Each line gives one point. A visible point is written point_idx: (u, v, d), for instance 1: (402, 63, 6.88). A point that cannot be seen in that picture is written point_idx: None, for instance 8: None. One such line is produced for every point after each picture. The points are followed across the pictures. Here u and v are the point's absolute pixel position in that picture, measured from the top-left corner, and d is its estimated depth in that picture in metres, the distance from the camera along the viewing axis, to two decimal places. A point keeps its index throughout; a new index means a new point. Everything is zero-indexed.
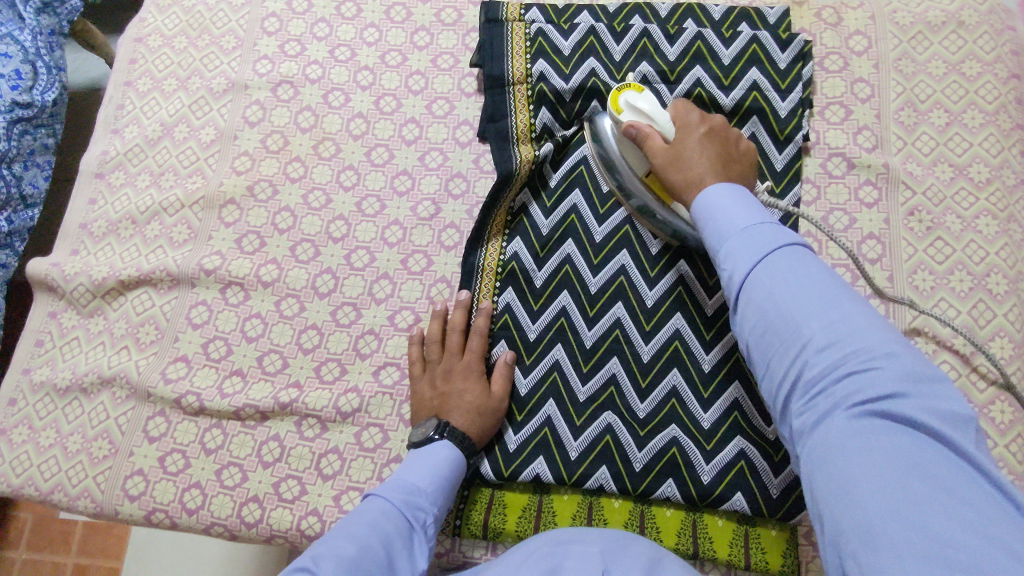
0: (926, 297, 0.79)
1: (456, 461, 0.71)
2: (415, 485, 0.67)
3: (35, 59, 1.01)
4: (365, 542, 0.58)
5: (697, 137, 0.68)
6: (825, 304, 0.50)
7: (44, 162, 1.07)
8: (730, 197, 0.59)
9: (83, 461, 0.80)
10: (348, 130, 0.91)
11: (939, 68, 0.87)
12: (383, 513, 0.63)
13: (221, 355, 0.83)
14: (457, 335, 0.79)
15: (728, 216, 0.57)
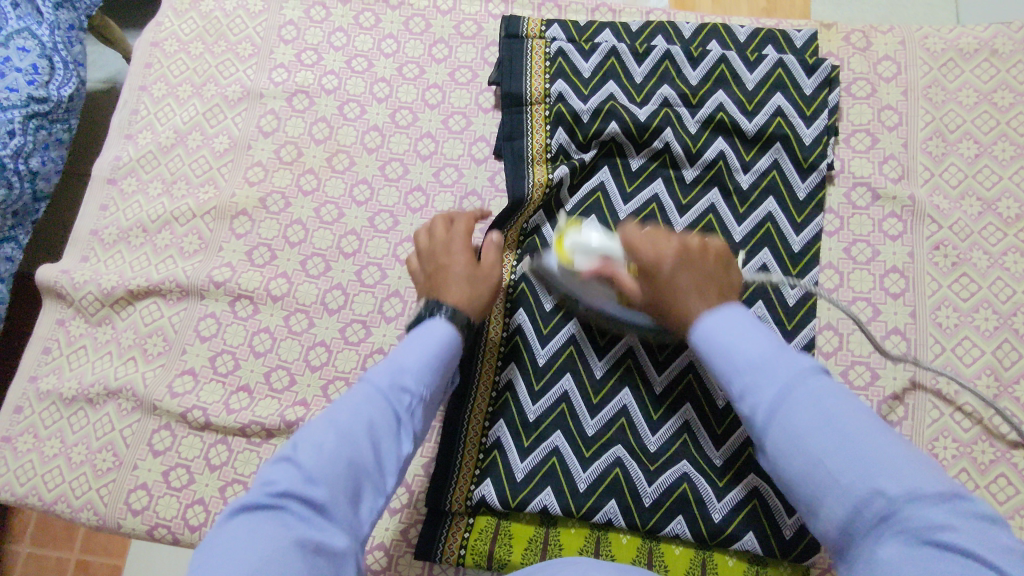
0: (949, 336, 0.77)
1: (453, 342, 0.63)
2: (409, 366, 0.59)
3: (51, 54, 1.00)
4: (349, 422, 0.53)
5: (682, 271, 0.62)
6: (835, 423, 0.48)
7: (58, 157, 1.06)
8: (724, 320, 0.57)
9: (87, 473, 0.80)
10: (363, 143, 0.90)
11: (970, 97, 0.84)
12: (370, 395, 0.55)
13: (228, 370, 0.82)
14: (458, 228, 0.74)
15: (731, 349, 0.55)
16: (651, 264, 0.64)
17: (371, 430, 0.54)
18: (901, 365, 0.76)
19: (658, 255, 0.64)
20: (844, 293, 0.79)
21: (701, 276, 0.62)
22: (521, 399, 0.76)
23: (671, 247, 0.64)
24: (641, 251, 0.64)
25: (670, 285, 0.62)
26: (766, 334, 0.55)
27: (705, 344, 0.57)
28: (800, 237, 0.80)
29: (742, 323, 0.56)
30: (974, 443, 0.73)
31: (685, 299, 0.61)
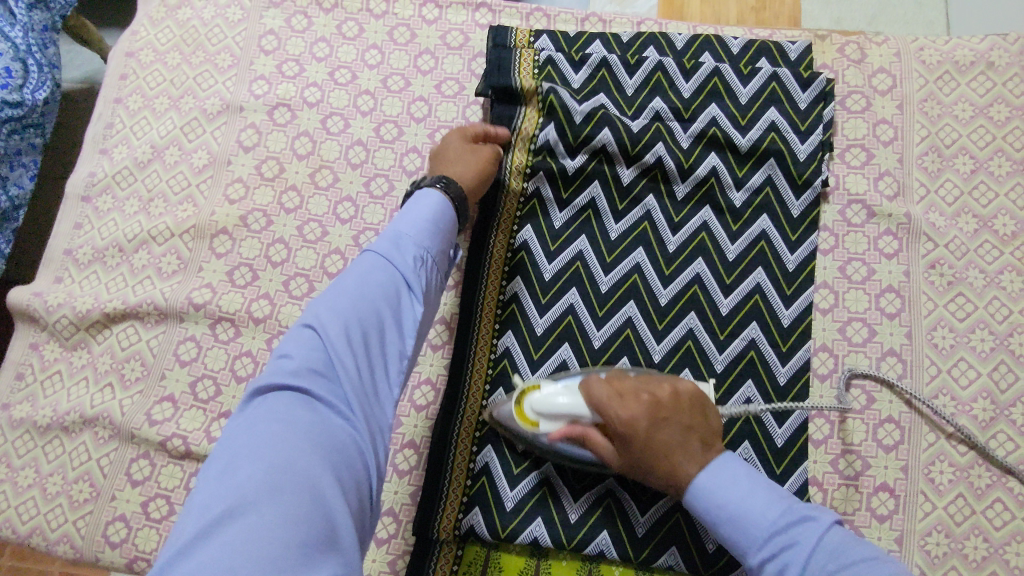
0: (945, 357, 0.76)
1: (445, 209, 0.67)
2: (404, 234, 0.63)
3: (25, 57, 0.96)
4: (353, 292, 0.57)
5: (667, 427, 0.60)
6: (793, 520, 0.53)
7: (31, 162, 1.04)
8: (725, 474, 0.57)
9: (63, 505, 0.77)
10: (347, 158, 0.87)
11: (966, 111, 0.83)
12: (368, 268, 0.59)
13: (209, 396, 0.80)
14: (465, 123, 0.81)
15: (735, 510, 0.55)
16: (625, 436, 0.61)
17: (374, 296, 0.57)
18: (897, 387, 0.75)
19: (658, 428, 0.60)
20: (839, 313, 0.78)
21: (679, 416, 0.61)
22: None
23: (647, 414, 0.61)
24: (624, 409, 0.62)
25: (657, 443, 0.60)
26: (767, 492, 0.55)
27: (704, 509, 0.57)
28: (794, 256, 0.79)
29: (745, 477, 0.57)
30: (971, 467, 0.72)
31: (671, 458, 0.59)
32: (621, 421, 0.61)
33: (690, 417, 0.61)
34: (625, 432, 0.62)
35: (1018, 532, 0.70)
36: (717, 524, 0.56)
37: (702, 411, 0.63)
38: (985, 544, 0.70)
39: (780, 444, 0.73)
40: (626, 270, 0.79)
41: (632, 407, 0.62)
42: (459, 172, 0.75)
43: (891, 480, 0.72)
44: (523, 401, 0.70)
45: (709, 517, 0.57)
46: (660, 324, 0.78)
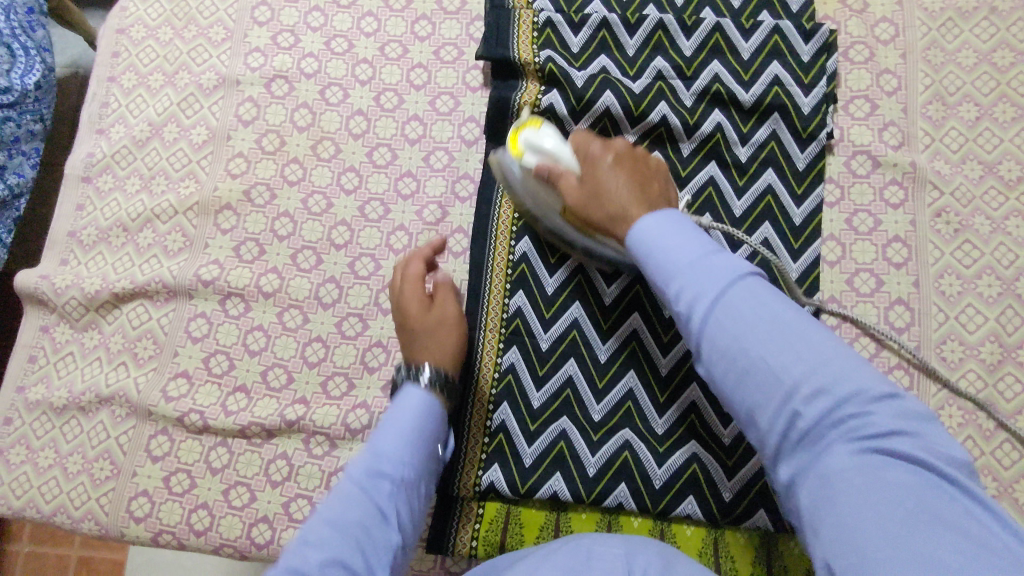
0: (952, 304, 0.76)
1: (428, 414, 0.66)
2: (383, 453, 0.60)
3: (11, 41, 0.96)
4: (333, 534, 0.53)
5: (620, 176, 0.66)
6: (786, 324, 0.49)
7: (31, 150, 1.03)
8: (664, 222, 0.57)
9: (85, 483, 0.78)
10: (347, 128, 0.87)
11: (969, 58, 0.82)
12: (345, 505, 0.56)
13: (223, 370, 0.80)
14: (414, 268, 0.75)
15: (663, 258, 0.55)
16: (599, 197, 0.67)
17: (356, 524, 0.55)
18: (904, 335, 0.76)
19: (616, 185, 0.66)
20: (846, 265, 0.79)
21: (634, 172, 0.67)
22: (526, 386, 0.75)
23: (615, 176, 0.66)
24: (592, 145, 0.69)
25: (603, 184, 0.67)
26: (702, 240, 0.55)
27: (636, 242, 0.58)
28: (800, 210, 0.79)
29: (681, 229, 0.56)
30: (979, 410, 0.74)
31: (625, 206, 0.64)
32: (591, 176, 0.68)
33: (646, 180, 0.67)
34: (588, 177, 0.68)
35: None
36: (648, 255, 0.57)
37: (660, 181, 0.68)
38: (995, 484, 0.71)
39: None
40: None
41: (610, 175, 0.67)
42: (437, 356, 0.71)
43: None
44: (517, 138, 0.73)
45: (645, 253, 0.57)
46: None
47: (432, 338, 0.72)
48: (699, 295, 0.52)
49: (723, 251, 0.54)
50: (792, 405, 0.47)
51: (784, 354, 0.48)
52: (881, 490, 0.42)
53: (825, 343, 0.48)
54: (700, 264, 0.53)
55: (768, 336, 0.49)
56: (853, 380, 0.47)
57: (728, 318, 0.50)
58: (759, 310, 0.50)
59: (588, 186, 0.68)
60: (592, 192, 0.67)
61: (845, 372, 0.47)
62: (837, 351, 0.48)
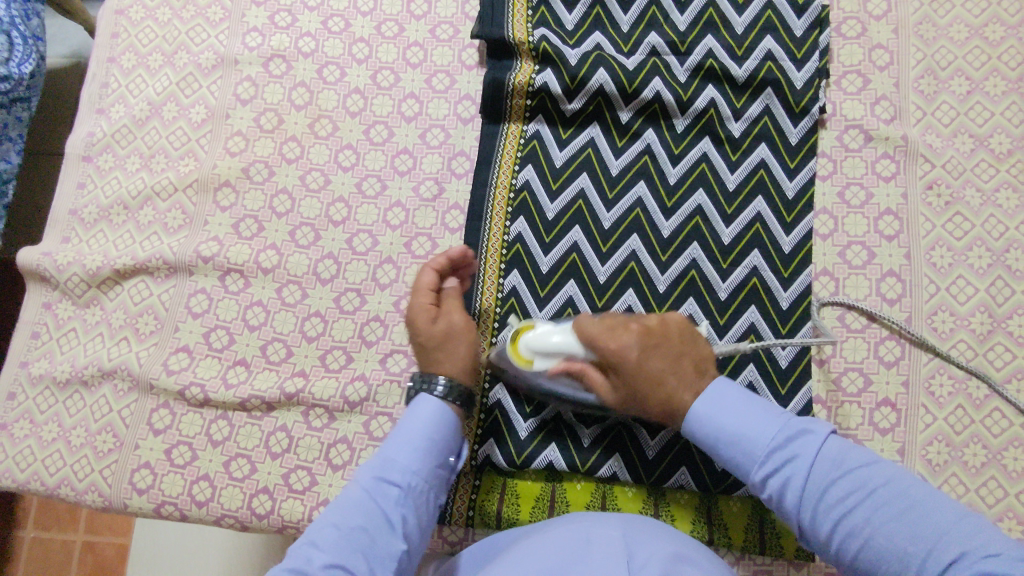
0: (943, 275, 0.77)
1: (440, 420, 0.67)
2: (393, 461, 0.63)
3: (10, 29, 0.97)
4: (336, 544, 0.57)
5: (653, 357, 0.66)
6: (841, 459, 0.57)
7: (16, 137, 1.05)
8: (727, 396, 0.63)
9: (88, 456, 0.79)
10: (345, 107, 0.87)
11: (961, 32, 0.83)
12: (354, 503, 0.60)
13: (223, 345, 0.81)
14: (421, 292, 0.73)
15: (740, 430, 0.61)
16: (628, 355, 0.66)
17: (358, 539, 0.58)
18: (896, 306, 0.77)
19: (639, 362, 0.66)
20: (839, 238, 0.79)
21: (660, 348, 0.66)
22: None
23: (637, 345, 0.66)
24: (603, 343, 0.66)
25: (648, 372, 0.65)
26: (773, 415, 0.61)
27: (705, 438, 0.63)
28: (793, 183, 0.80)
29: (754, 404, 0.62)
30: (969, 379, 0.74)
31: (671, 386, 0.65)
32: (609, 360, 0.66)
33: (667, 341, 0.67)
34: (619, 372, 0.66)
35: (1016, 438, 0.72)
36: (715, 445, 0.62)
37: (687, 345, 0.67)
38: (984, 451, 0.72)
39: (784, 365, 0.75)
40: (627, 205, 0.81)
41: (625, 334, 0.67)
42: (448, 368, 0.70)
43: (893, 395, 0.75)
44: (517, 341, 0.70)
45: (731, 440, 0.61)
46: (664, 256, 0.79)
47: (440, 354, 0.71)
48: (774, 472, 0.59)
49: (793, 416, 0.61)
50: (845, 508, 0.55)
51: (843, 481, 0.56)
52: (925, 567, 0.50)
53: (932, 509, 0.52)
54: (779, 446, 0.59)
55: (844, 488, 0.56)
56: (967, 538, 0.50)
57: (791, 478, 0.58)
58: (822, 455, 0.57)
59: (631, 381, 0.66)
60: (623, 379, 0.67)
61: (947, 529, 0.51)
62: (854, 458, 0.57)
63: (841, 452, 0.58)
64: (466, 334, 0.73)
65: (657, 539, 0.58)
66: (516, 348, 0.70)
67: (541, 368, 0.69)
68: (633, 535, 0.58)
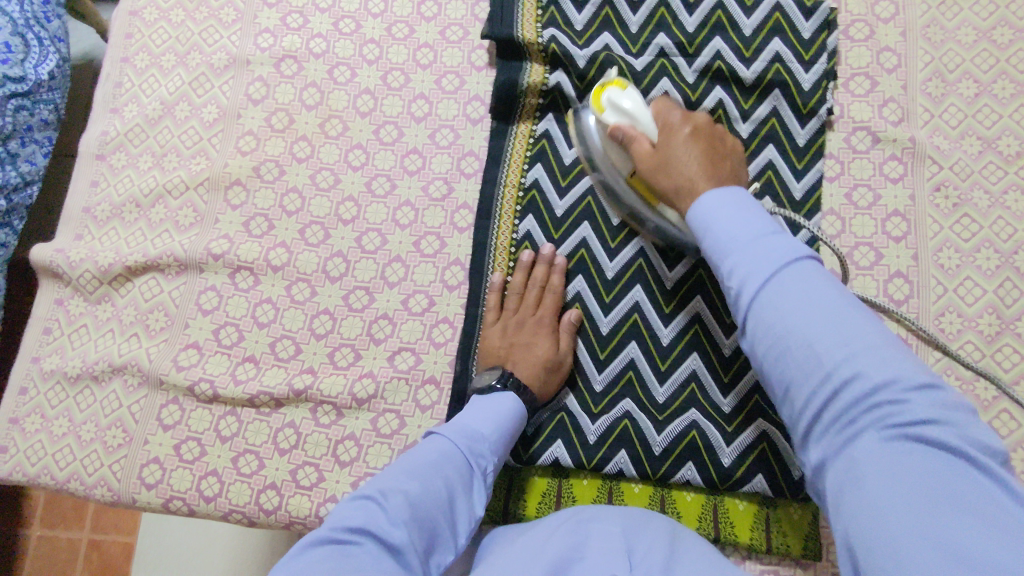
0: (951, 277, 0.77)
1: (518, 413, 0.70)
2: (477, 430, 0.65)
3: (25, 31, 1.00)
4: (431, 480, 0.58)
5: (685, 139, 0.63)
6: (838, 315, 0.46)
7: (45, 138, 1.07)
8: (727, 197, 0.54)
9: (98, 450, 0.80)
10: (355, 107, 0.88)
11: (969, 35, 0.83)
12: (447, 453, 0.61)
13: (232, 341, 0.82)
14: (534, 292, 0.79)
15: (730, 232, 0.52)
16: (677, 122, 0.65)
17: (449, 483, 0.59)
18: (904, 307, 0.77)
19: (685, 141, 0.63)
20: (847, 239, 0.79)
21: (703, 148, 0.63)
22: (585, 365, 0.77)
23: (686, 116, 0.66)
24: (668, 114, 0.66)
25: (666, 153, 0.64)
26: (760, 216, 0.52)
27: (697, 222, 0.55)
28: (801, 184, 0.80)
29: (747, 210, 0.53)
30: (977, 380, 0.74)
31: (687, 170, 0.61)
32: (658, 138, 0.65)
33: (716, 161, 0.62)
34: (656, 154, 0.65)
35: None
36: (702, 239, 0.54)
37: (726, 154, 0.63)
38: None
39: None
40: None
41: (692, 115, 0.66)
42: (526, 371, 0.74)
43: None
44: (603, 87, 0.71)
45: (713, 241, 0.53)
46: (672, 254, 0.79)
47: (524, 354, 0.75)
48: (749, 276, 0.49)
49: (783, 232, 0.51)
50: (831, 389, 0.44)
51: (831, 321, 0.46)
52: (909, 485, 0.40)
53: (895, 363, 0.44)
54: (759, 243, 0.50)
55: (826, 329, 0.45)
56: (885, 361, 0.44)
57: (734, 241, 0.51)
58: (818, 297, 0.46)
59: (651, 160, 0.65)
60: (659, 170, 0.64)
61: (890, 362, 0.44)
62: (876, 333, 0.45)
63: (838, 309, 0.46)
64: (555, 372, 0.75)
65: (657, 537, 0.60)
66: (599, 93, 0.71)
67: (609, 121, 0.69)
68: (633, 532, 0.59)
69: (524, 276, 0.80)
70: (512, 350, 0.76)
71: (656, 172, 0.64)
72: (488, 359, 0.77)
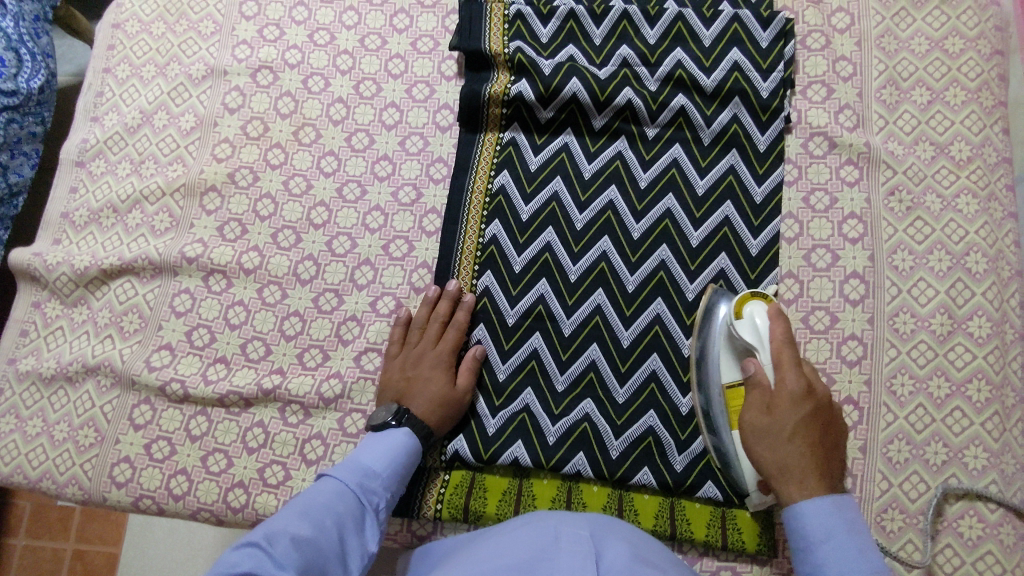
0: (905, 278, 0.79)
1: (411, 446, 0.73)
2: (366, 467, 0.68)
3: (18, 46, 1.03)
4: (318, 522, 0.60)
5: (800, 412, 0.67)
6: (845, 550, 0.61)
7: (31, 151, 1.10)
8: (831, 516, 0.62)
9: (70, 450, 0.81)
10: (328, 115, 0.91)
11: (922, 45, 0.86)
12: (336, 494, 0.64)
13: (204, 343, 0.84)
14: (435, 326, 0.80)
15: (823, 553, 0.61)
16: (797, 398, 0.67)
17: (337, 521, 0.62)
18: (859, 307, 0.78)
19: (796, 401, 0.67)
20: (804, 242, 0.81)
21: (815, 432, 0.66)
22: (549, 370, 0.78)
23: (802, 389, 0.67)
24: (784, 382, 0.68)
25: (776, 423, 0.67)
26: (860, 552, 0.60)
27: (798, 527, 0.63)
28: (761, 188, 0.82)
29: (844, 529, 0.62)
30: (930, 378, 0.76)
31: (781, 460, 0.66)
32: (775, 381, 0.68)
33: (826, 462, 0.66)
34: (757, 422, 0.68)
35: (975, 437, 0.74)
36: (800, 543, 0.63)
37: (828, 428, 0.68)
38: (946, 449, 0.74)
39: None
40: (599, 207, 0.83)
41: (786, 373, 0.68)
42: (420, 409, 0.75)
43: (856, 394, 0.76)
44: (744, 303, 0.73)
45: (800, 535, 0.63)
46: (634, 258, 0.81)
47: (418, 393, 0.77)
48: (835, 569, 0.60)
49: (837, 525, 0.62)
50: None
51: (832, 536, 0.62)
52: None
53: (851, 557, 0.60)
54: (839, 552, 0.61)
55: None
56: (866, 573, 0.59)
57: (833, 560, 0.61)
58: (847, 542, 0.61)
59: (754, 416, 0.69)
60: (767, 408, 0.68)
61: (855, 566, 0.60)
62: (858, 543, 0.61)
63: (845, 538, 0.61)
64: (451, 409, 0.76)
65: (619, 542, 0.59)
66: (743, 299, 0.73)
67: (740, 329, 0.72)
68: (600, 536, 0.59)
69: (429, 309, 0.81)
70: (405, 391, 0.77)
71: (753, 438, 0.68)
72: (387, 393, 0.78)
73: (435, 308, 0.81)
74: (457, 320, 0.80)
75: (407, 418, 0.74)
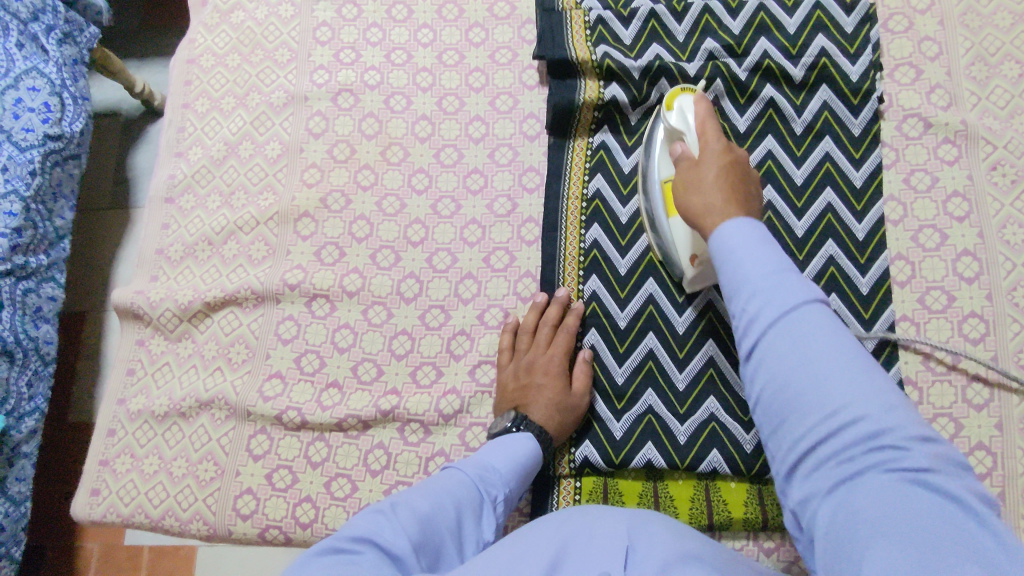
0: (1019, 252, 0.78)
1: (533, 452, 0.71)
2: (489, 465, 0.66)
3: (61, 90, 0.94)
4: (441, 500, 0.58)
5: (719, 164, 0.58)
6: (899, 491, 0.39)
7: (71, 193, 1.00)
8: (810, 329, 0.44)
9: (191, 485, 0.81)
10: (414, 133, 0.91)
11: (1006, 19, 0.86)
12: (458, 480, 0.62)
13: (314, 368, 0.83)
14: (547, 330, 0.79)
15: (745, 262, 0.48)
16: (716, 152, 0.60)
17: (457, 502, 0.60)
18: (975, 284, 0.78)
19: (713, 155, 0.59)
20: (910, 223, 0.81)
21: (734, 176, 0.58)
22: (669, 369, 0.77)
23: (722, 146, 0.60)
24: (709, 141, 0.61)
25: (697, 174, 0.59)
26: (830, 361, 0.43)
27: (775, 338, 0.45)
28: (860, 172, 0.82)
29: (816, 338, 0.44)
30: None
31: (706, 195, 0.57)
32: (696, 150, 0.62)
33: (745, 197, 0.56)
34: (686, 172, 0.61)
35: None
36: (723, 261, 0.50)
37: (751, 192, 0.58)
38: None
39: (870, 348, 0.78)
40: None
41: (709, 137, 0.61)
42: (540, 418, 0.74)
43: (983, 372, 0.76)
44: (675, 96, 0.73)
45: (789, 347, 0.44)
46: None
47: (534, 402, 0.75)
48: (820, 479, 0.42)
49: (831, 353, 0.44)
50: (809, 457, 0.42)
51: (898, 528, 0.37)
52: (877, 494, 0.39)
53: (831, 338, 0.44)
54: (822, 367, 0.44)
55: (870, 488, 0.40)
56: (883, 416, 0.41)
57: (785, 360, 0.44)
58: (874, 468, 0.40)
59: (684, 173, 0.61)
60: (693, 164, 0.61)
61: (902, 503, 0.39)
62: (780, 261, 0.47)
63: (893, 484, 0.39)
64: (570, 412, 0.76)
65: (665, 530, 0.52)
66: (672, 97, 0.73)
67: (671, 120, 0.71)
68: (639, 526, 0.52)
69: (538, 314, 0.81)
70: (518, 399, 0.76)
71: (681, 189, 0.60)
72: (504, 402, 0.77)
73: (543, 313, 0.81)
74: (565, 323, 0.79)
75: (527, 423, 0.73)
